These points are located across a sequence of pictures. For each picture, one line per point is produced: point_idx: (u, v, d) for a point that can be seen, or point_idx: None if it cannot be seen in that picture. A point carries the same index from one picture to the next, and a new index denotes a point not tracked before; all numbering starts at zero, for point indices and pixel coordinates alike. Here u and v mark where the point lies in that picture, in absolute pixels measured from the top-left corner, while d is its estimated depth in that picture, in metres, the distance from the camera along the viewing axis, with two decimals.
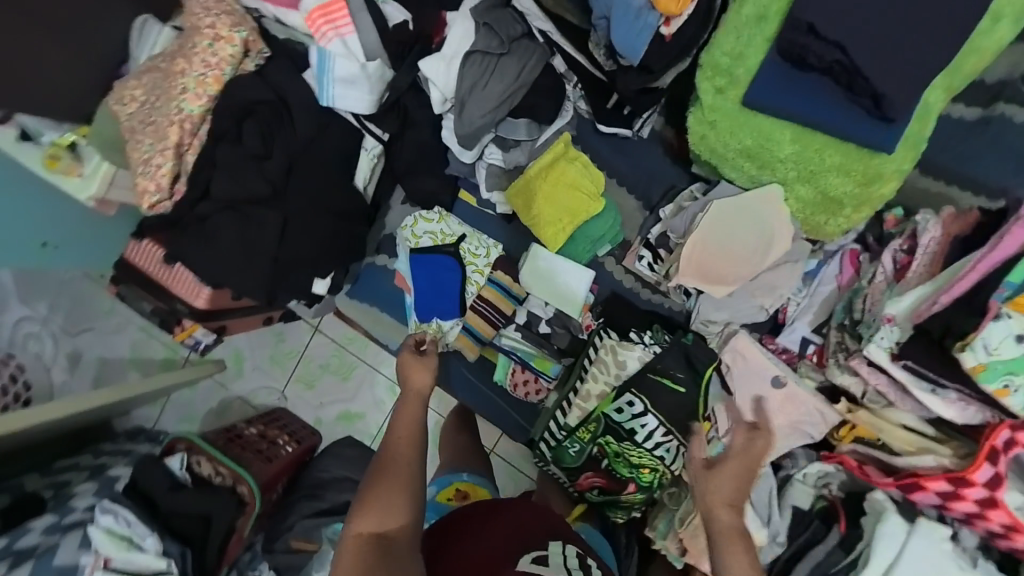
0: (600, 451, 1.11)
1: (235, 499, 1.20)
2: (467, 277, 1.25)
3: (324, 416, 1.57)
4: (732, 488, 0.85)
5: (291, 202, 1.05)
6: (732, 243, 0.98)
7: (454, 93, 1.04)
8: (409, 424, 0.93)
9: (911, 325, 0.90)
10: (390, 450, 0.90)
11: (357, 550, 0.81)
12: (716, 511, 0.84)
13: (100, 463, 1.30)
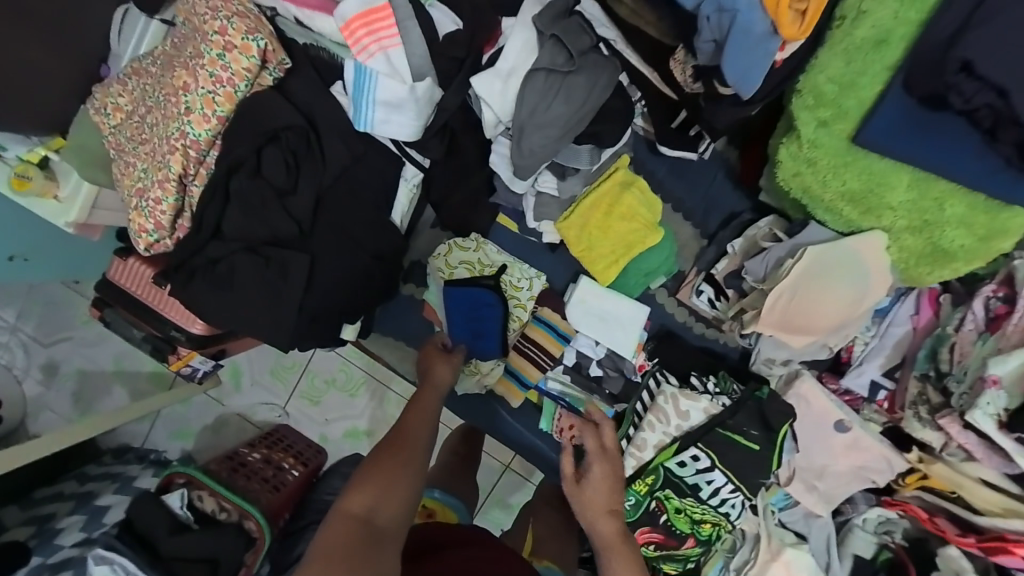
0: (659, 505, 1.06)
1: (244, 536, 1.22)
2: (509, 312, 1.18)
3: (329, 433, 1.61)
4: (608, 507, 0.91)
5: (319, 243, 0.92)
6: (818, 299, 0.93)
7: (511, 117, 0.90)
8: (419, 418, 0.94)
9: (1017, 389, 0.84)
10: (394, 437, 0.90)
11: (341, 531, 0.74)
12: (615, 550, 0.88)
13: (87, 491, 1.35)
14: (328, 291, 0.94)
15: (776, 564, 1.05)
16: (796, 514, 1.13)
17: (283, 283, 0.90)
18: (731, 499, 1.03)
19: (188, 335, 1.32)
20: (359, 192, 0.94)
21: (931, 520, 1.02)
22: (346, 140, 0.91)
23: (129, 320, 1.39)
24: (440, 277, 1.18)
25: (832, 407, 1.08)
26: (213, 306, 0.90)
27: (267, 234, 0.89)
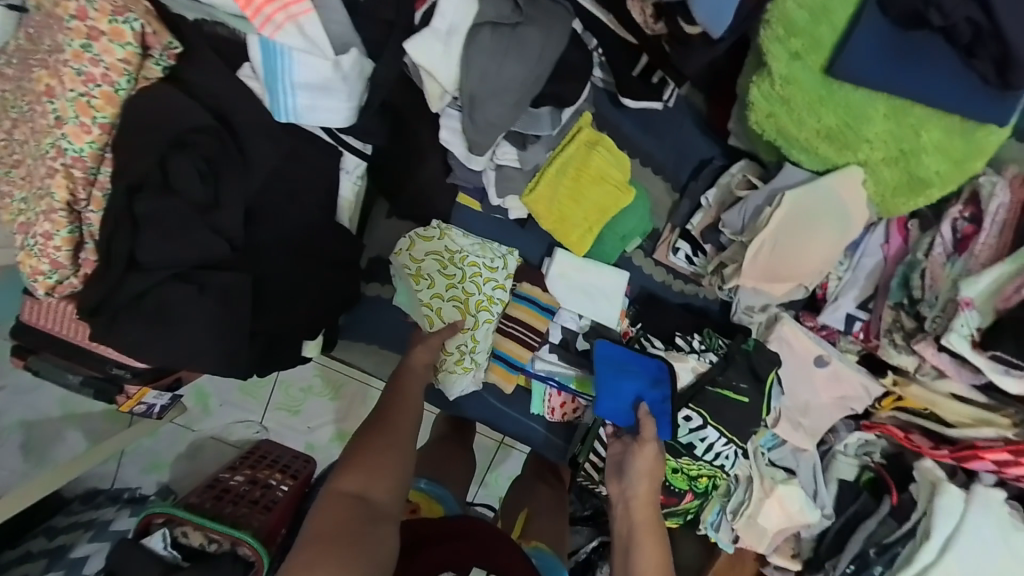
0: None
1: (240, 564, 1.13)
2: (490, 295, 1.09)
3: (315, 439, 1.54)
4: (646, 480, 0.96)
5: (263, 258, 0.82)
6: (801, 244, 0.91)
7: (458, 85, 0.80)
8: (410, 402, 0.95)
9: (991, 308, 0.86)
10: (389, 418, 0.90)
11: (335, 505, 0.77)
12: (644, 532, 0.93)
13: (59, 544, 1.24)
14: (288, 308, 0.86)
15: (771, 500, 1.09)
16: (784, 451, 1.16)
17: (223, 310, 0.79)
18: (725, 452, 1.03)
19: (134, 372, 1.19)
20: (299, 194, 0.83)
21: (907, 436, 1.07)
22: (270, 135, 0.78)
23: (61, 364, 1.24)
24: (406, 274, 1.05)
25: (812, 344, 1.11)
26: (149, 344, 0.78)
27: (193, 257, 0.76)
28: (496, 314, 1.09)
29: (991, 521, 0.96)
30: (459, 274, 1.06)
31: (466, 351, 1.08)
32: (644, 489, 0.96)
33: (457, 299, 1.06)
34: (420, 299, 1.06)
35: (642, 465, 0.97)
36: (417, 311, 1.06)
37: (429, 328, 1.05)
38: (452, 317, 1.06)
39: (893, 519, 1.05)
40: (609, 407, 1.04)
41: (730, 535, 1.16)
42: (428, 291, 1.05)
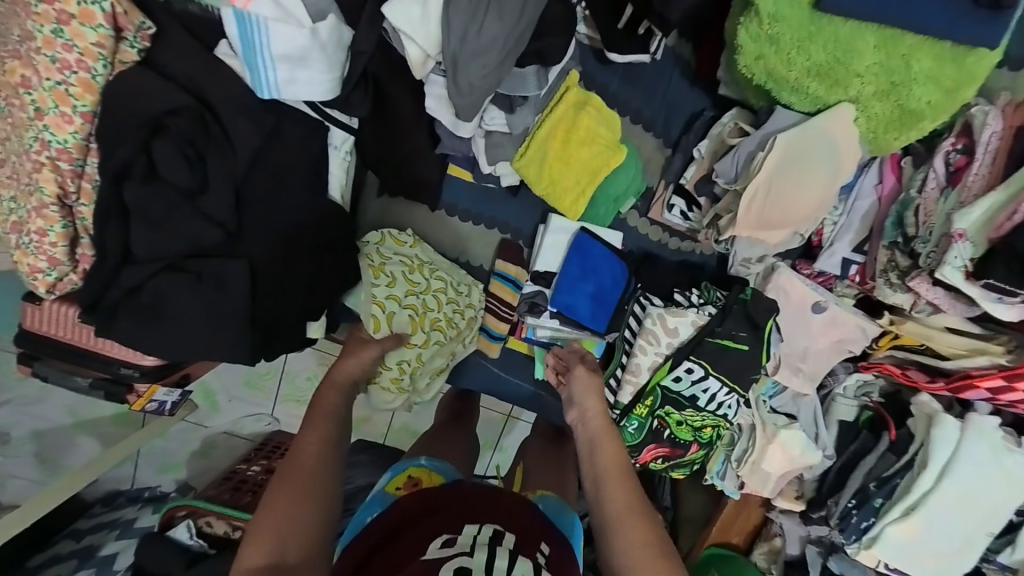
0: (661, 423, 1.09)
1: None
2: (445, 316, 1.07)
3: None
4: (594, 394, 0.97)
5: (256, 244, 0.81)
6: (795, 185, 0.90)
7: (440, 49, 0.78)
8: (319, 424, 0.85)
9: (984, 238, 0.86)
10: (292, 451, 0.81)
11: None
12: (602, 437, 0.91)
13: (86, 544, 1.31)
14: (286, 292, 0.86)
15: (773, 446, 1.13)
16: (785, 398, 1.19)
17: (223, 297, 0.80)
18: (727, 401, 1.06)
19: (141, 371, 1.22)
20: (288, 174, 0.82)
21: (904, 372, 1.10)
22: (252, 115, 0.77)
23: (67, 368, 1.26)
24: (367, 264, 1.00)
25: (809, 291, 1.12)
26: (153, 336, 0.79)
27: (188, 245, 0.77)
28: (446, 338, 1.07)
29: (985, 449, 0.99)
30: (423, 284, 1.04)
31: (405, 369, 1.03)
32: (591, 400, 0.96)
33: (413, 309, 1.01)
34: (374, 295, 0.99)
35: (583, 385, 0.99)
36: (366, 306, 0.98)
37: (374, 330, 0.98)
38: (400, 325, 1.00)
39: (891, 454, 1.08)
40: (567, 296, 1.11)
41: (735, 480, 1.21)
42: (383, 290, 0.99)
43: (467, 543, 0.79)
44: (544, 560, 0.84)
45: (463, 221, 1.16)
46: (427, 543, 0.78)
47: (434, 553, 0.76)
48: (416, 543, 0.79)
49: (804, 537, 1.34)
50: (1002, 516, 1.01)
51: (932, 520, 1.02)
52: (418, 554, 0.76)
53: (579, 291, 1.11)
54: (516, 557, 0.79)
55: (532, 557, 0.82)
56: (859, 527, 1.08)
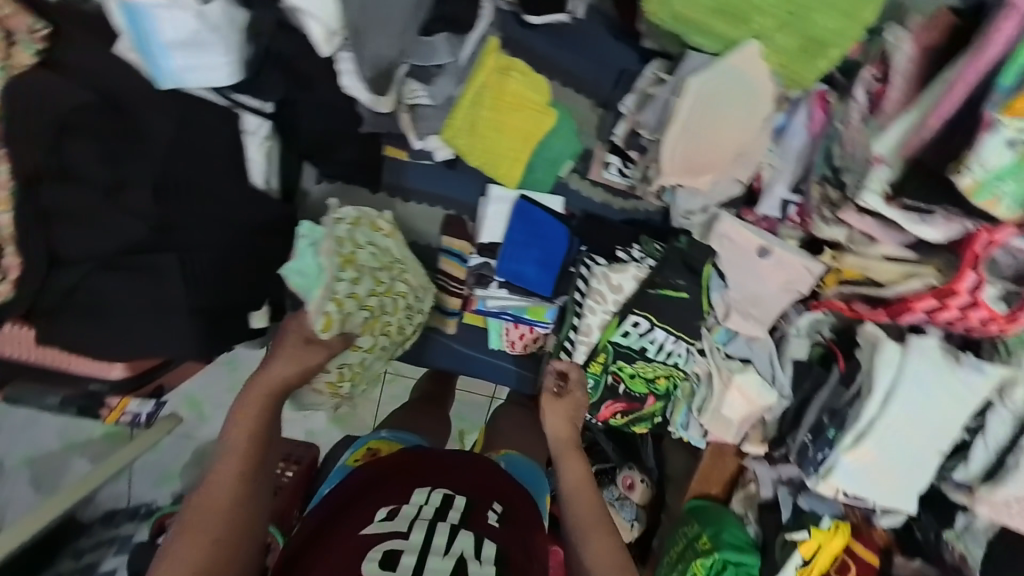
0: (616, 378, 1.12)
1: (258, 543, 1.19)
2: (396, 320, 1.05)
3: (314, 426, 1.74)
4: (567, 417, 1.03)
5: (185, 237, 0.82)
6: (709, 131, 0.92)
7: (342, 22, 0.77)
8: (239, 456, 0.75)
9: (900, 160, 0.88)
10: (206, 489, 0.72)
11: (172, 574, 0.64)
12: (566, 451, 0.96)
13: (87, 563, 1.29)
14: (221, 287, 0.87)
15: (730, 389, 1.15)
16: (740, 343, 1.20)
17: (160, 291, 0.81)
18: (676, 350, 1.09)
19: (110, 384, 1.25)
20: (204, 161, 0.83)
21: (850, 307, 1.12)
22: (159, 106, 0.78)
23: (36, 389, 1.31)
24: (336, 252, 0.93)
25: (754, 236, 1.11)
26: (95, 338, 0.80)
27: (116, 244, 0.77)
28: (392, 343, 1.07)
29: (928, 367, 1.02)
30: (387, 284, 1.01)
31: (345, 374, 1.02)
32: (557, 420, 1.03)
33: (371, 311, 0.97)
34: (335, 291, 0.91)
35: (554, 413, 1.04)
36: (324, 301, 0.89)
37: (322, 329, 0.89)
38: (351, 325, 0.95)
39: (842, 385, 1.11)
40: (512, 266, 1.12)
41: (699, 429, 1.24)
42: (346, 287, 0.92)
43: (409, 516, 0.87)
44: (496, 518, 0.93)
45: (406, 200, 1.18)
46: (371, 518, 0.87)
47: (378, 527, 0.84)
48: (364, 516, 0.88)
49: (776, 478, 1.35)
50: (949, 432, 1.04)
51: (884, 444, 1.04)
52: (359, 530, 0.84)
53: (523, 258, 1.12)
54: (458, 531, 0.85)
55: (483, 522, 0.89)
56: (817, 459, 1.10)
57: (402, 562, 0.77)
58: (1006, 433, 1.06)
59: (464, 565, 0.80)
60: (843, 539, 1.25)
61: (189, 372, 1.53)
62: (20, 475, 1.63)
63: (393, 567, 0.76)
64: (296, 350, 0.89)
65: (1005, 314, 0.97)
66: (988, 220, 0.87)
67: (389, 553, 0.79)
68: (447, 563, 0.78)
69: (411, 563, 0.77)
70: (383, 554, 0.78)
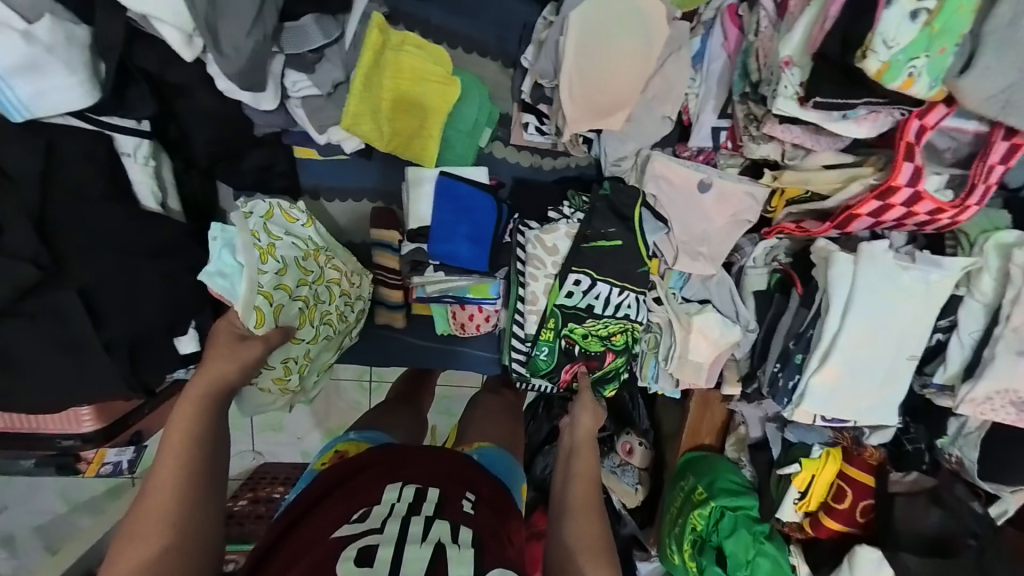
0: (569, 342, 1.09)
1: None
2: (334, 306, 1.02)
3: (308, 446, 1.74)
4: (591, 413, 1.01)
5: (81, 271, 0.80)
6: (607, 65, 0.92)
7: (195, 22, 0.74)
8: (182, 456, 0.68)
9: (810, 59, 0.82)
10: (150, 489, 0.66)
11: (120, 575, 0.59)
12: (582, 445, 0.92)
13: None
14: (132, 317, 0.84)
15: (692, 334, 1.10)
16: (695, 285, 1.16)
17: (67, 333, 0.79)
18: (622, 302, 1.08)
19: (85, 437, 1.23)
20: (85, 192, 0.81)
21: (800, 226, 1.05)
22: (22, 142, 0.76)
23: (11, 454, 1.30)
24: (253, 244, 0.86)
25: (690, 172, 1.05)
26: (17, 388, 0.80)
27: (6, 291, 0.74)
28: (335, 332, 1.04)
29: (880, 273, 0.98)
30: (316, 272, 0.97)
31: (293, 368, 0.97)
32: (585, 416, 1.00)
33: (305, 301, 0.93)
34: (261, 284, 0.84)
35: (583, 405, 1.05)
36: (251, 295, 0.82)
37: (256, 325, 0.83)
38: (288, 318, 0.90)
39: (804, 308, 1.06)
40: (444, 248, 1.08)
41: (670, 380, 1.19)
42: (273, 279, 0.86)
43: (382, 514, 0.74)
44: (471, 505, 0.80)
45: (326, 201, 1.13)
46: (346, 518, 0.74)
47: (348, 530, 0.71)
48: (337, 515, 0.75)
49: (763, 417, 1.29)
50: (912, 334, 1.02)
51: (850, 359, 1.02)
52: (330, 531, 0.71)
53: (451, 237, 1.07)
54: (434, 521, 0.73)
55: (457, 510, 0.77)
56: (788, 389, 1.07)
57: (378, 556, 0.65)
58: (979, 325, 1.02)
59: (444, 553, 0.68)
60: (835, 466, 1.25)
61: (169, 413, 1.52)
62: (29, 541, 1.65)
63: (370, 564, 0.64)
64: (229, 348, 0.81)
65: (953, 202, 0.93)
66: (915, 104, 0.82)
67: (363, 550, 0.66)
68: (426, 550, 0.67)
69: (388, 557, 0.65)
70: (359, 551, 0.66)
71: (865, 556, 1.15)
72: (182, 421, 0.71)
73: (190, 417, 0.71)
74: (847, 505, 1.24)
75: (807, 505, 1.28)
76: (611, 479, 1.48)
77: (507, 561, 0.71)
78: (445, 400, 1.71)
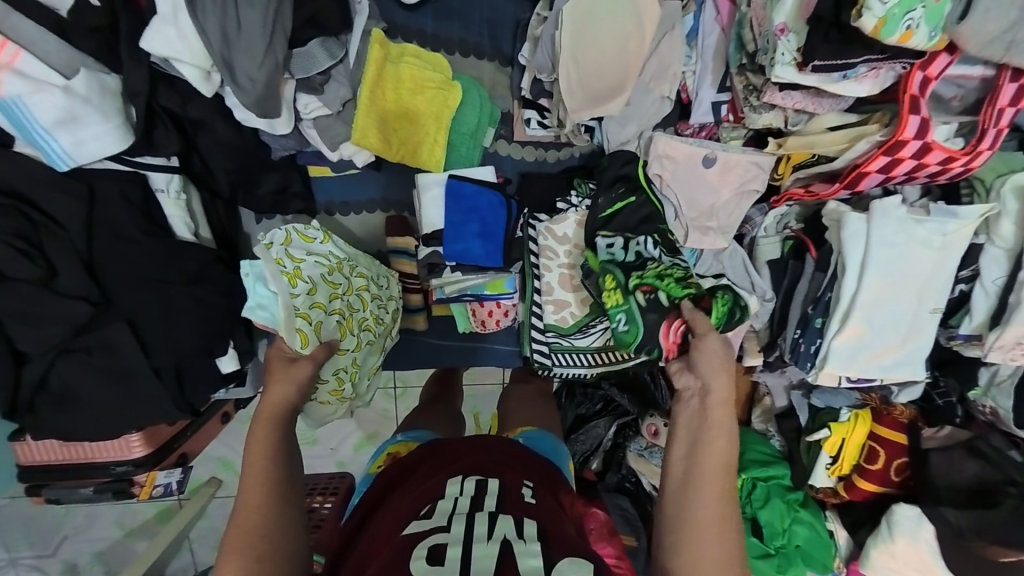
0: (648, 291, 0.93)
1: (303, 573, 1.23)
2: (370, 309, 1.06)
3: (342, 457, 1.81)
4: (723, 375, 0.82)
5: (129, 304, 0.87)
6: (602, 53, 0.94)
7: (210, 58, 0.78)
8: (265, 472, 0.74)
9: (804, 24, 0.83)
10: (240, 510, 0.72)
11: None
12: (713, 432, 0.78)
13: None
14: (178, 343, 0.90)
15: None
16: (707, 259, 1.14)
17: (121, 362, 0.87)
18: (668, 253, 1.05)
19: (136, 463, 1.32)
20: (124, 229, 0.87)
21: (808, 190, 1.07)
22: (64, 188, 0.82)
23: (70, 483, 1.38)
24: (280, 272, 0.87)
25: (692, 148, 1.06)
26: (83, 415, 0.89)
27: (66, 328, 0.82)
28: (375, 336, 1.08)
29: (896, 229, 0.99)
30: (344, 284, 0.99)
31: (344, 378, 1.01)
32: (720, 383, 0.81)
33: (340, 314, 0.96)
34: (296, 306, 0.86)
35: (709, 359, 0.83)
36: (290, 320, 0.84)
37: (302, 345, 0.85)
38: (329, 332, 0.92)
39: (819, 272, 1.07)
40: (459, 248, 1.11)
41: None
42: (306, 300, 0.88)
43: (445, 512, 0.77)
44: (530, 492, 0.84)
45: (343, 216, 1.17)
46: (413, 515, 0.78)
47: (415, 527, 0.75)
48: (404, 513, 0.80)
49: (787, 385, 1.28)
50: (937, 286, 1.02)
51: (871, 316, 1.03)
52: (399, 529, 0.75)
53: (464, 237, 1.10)
54: (497, 517, 0.75)
55: (518, 499, 0.81)
56: (810, 352, 1.09)
57: (449, 556, 0.68)
58: (1003, 271, 1.01)
59: (511, 549, 0.69)
60: (864, 426, 1.26)
61: (210, 434, 1.60)
62: (93, 567, 1.76)
63: (441, 563, 0.67)
64: (286, 371, 0.85)
65: (964, 149, 0.93)
66: (915, 56, 0.82)
67: (433, 549, 0.69)
68: (493, 546, 0.69)
69: (458, 555, 0.68)
70: (428, 550, 0.69)
71: (904, 513, 1.19)
72: (260, 441, 0.77)
73: (268, 436, 0.78)
74: (881, 465, 1.24)
75: (841, 468, 1.29)
76: (641, 461, 1.54)
77: (577, 550, 0.71)
78: (470, 399, 1.75)
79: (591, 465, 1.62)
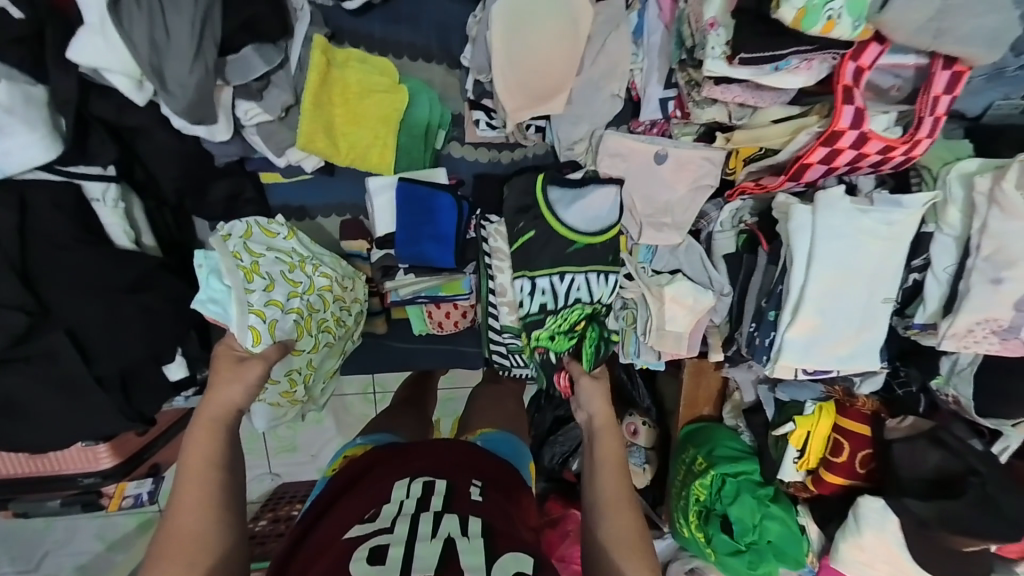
0: (540, 351, 1.10)
1: None
2: (331, 312, 1.04)
3: (322, 463, 1.80)
4: (601, 402, 0.99)
5: (70, 313, 0.87)
6: (538, 54, 0.96)
7: (139, 66, 0.79)
8: (201, 483, 0.74)
9: (731, 18, 0.84)
10: (176, 515, 0.71)
11: None
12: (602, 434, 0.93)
13: None
14: (121, 350, 0.91)
15: (666, 304, 1.09)
16: (663, 255, 1.16)
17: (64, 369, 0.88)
18: (571, 284, 1.06)
19: (102, 474, 1.32)
20: (64, 239, 0.88)
21: (759, 183, 1.06)
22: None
23: (36, 497, 1.37)
24: (237, 266, 0.90)
25: (646, 144, 1.06)
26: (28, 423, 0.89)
27: (5, 338, 0.83)
28: (336, 338, 1.07)
29: (847, 221, 0.99)
30: (304, 283, 0.98)
31: (297, 380, 1.02)
32: (599, 406, 0.98)
33: (299, 313, 0.96)
34: (250, 303, 0.89)
35: (589, 392, 1.01)
36: (243, 317, 0.88)
37: (254, 344, 0.88)
38: (285, 331, 0.93)
39: (772, 265, 1.08)
40: (412, 251, 1.11)
41: (653, 353, 1.18)
42: (262, 296, 0.90)
43: (389, 515, 0.76)
44: (479, 491, 0.84)
45: (302, 219, 1.16)
46: (359, 518, 0.77)
47: (360, 530, 0.74)
48: (351, 515, 0.79)
49: (753, 380, 1.30)
50: (887, 275, 1.02)
51: (823, 306, 1.02)
52: (342, 533, 0.75)
53: (416, 240, 1.10)
54: (442, 515, 0.75)
55: (466, 500, 0.80)
56: (765, 346, 1.08)
57: (390, 556, 0.68)
58: (952, 260, 1.01)
59: (453, 547, 0.70)
60: (830, 419, 1.24)
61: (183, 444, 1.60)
62: None
63: (381, 563, 0.67)
64: (226, 374, 0.84)
65: (903, 138, 0.92)
66: (843, 47, 0.83)
67: (376, 549, 0.69)
68: (436, 546, 0.69)
69: (399, 556, 0.68)
70: (370, 551, 0.69)
71: (867, 505, 1.17)
72: (197, 449, 0.77)
73: (207, 443, 0.78)
74: (846, 458, 1.23)
75: (808, 462, 1.27)
76: None
77: (519, 547, 0.72)
78: (449, 402, 1.74)
79: (571, 466, 1.59)
